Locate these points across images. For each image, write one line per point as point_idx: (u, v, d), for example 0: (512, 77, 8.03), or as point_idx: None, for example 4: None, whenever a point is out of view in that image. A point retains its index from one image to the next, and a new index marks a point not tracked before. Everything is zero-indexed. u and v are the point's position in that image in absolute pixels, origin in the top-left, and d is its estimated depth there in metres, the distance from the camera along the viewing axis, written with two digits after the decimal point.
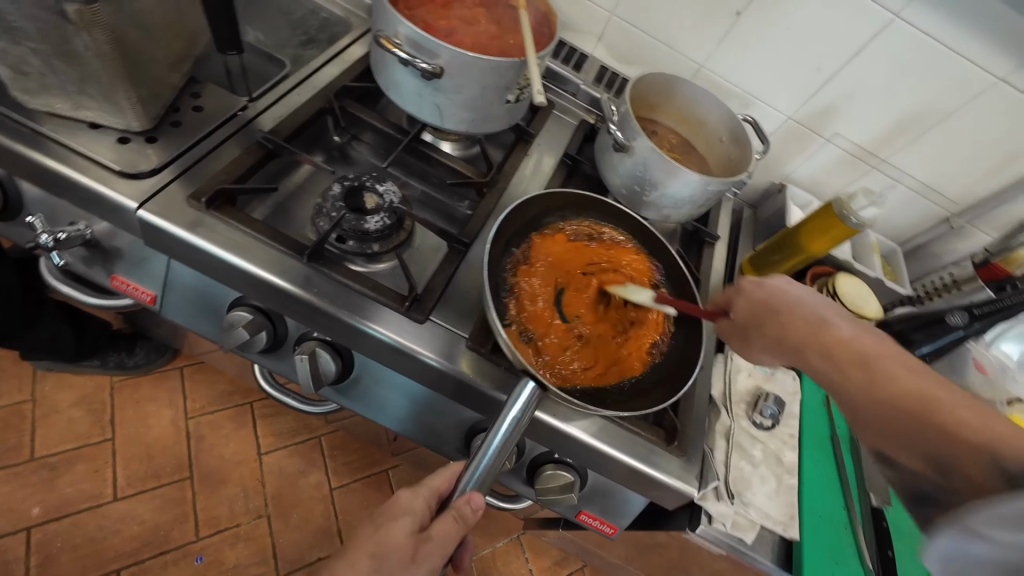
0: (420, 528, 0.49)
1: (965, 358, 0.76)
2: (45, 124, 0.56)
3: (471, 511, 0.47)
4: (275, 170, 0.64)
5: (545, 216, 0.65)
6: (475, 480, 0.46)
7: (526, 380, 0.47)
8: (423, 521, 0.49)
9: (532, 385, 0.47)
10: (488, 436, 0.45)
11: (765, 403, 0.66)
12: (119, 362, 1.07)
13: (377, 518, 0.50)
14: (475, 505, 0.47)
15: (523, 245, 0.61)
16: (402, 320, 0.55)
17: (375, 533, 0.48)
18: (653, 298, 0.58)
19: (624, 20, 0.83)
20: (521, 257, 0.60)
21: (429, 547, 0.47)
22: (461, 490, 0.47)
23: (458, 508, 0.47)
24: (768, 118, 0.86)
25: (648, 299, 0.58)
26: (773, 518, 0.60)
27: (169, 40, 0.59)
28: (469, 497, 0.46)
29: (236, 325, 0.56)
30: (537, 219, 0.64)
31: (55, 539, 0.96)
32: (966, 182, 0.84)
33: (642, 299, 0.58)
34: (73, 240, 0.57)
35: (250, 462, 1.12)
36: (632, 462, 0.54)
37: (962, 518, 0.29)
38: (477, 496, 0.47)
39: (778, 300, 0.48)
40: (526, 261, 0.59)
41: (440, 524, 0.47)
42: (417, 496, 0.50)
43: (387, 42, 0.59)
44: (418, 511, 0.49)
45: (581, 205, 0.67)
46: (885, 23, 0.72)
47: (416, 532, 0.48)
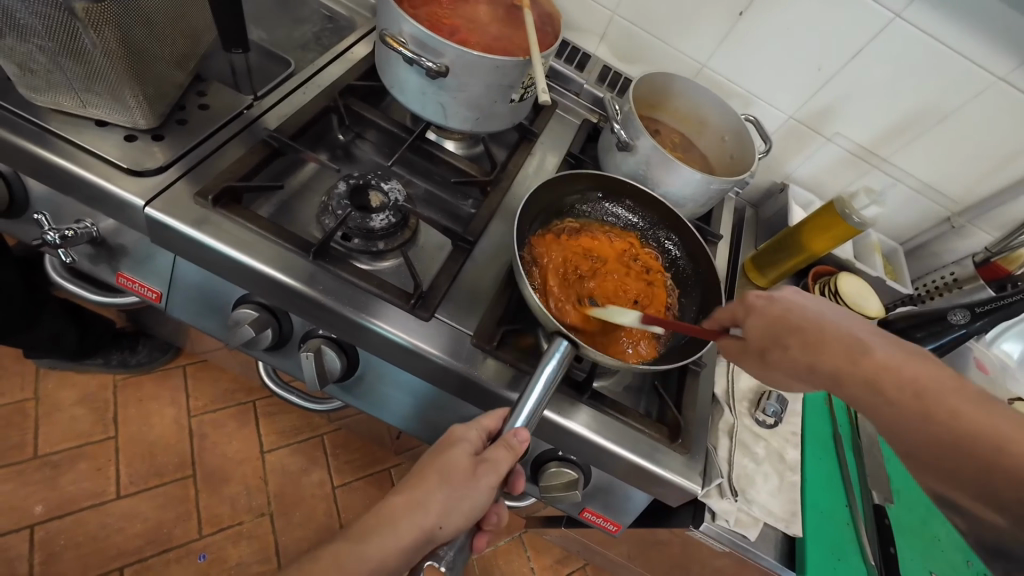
0: (476, 453, 0.49)
1: (966, 358, 0.77)
2: (51, 122, 0.56)
3: (518, 443, 0.46)
4: (280, 168, 0.64)
5: (560, 202, 0.65)
6: (522, 416, 0.46)
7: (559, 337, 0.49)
8: (478, 448, 0.49)
9: (566, 341, 0.49)
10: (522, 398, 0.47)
11: (767, 401, 0.67)
12: (121, 360, 1.07)
13: (433, 446, 0.50)
14: (523, 438, 0.46)
15: (538, 230, 0.62)
16: (408, 317, 0.56)
17: (435, 459, 0.48)
18: (641, 318, 0.54)
19: (627, 20, 0.83)
20: (536, 245, 0.60)
21: (487, 467, 0.47)
22: (509, 425, 0.47)
23: (508, 439, 0.46)
24: (770, 118, 0.87)
25: (635, 320, 0.54)
26: (776, 515, 0.61)
27: (175, 39, 0.59)
28: (517, 430, 0.46)
29: (242, 322, 0.57)
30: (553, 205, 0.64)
31: (58, 537, 0.96)
32: (967, 181, 0.85)
33: (627, 322, 0.54)
34: (79, 238, 0.57)
35: (253, 460, 1.13)
36: (636, 460, 0.55)
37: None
38: (525, 430, 0.47)
39: (776, 308, 0.48)
40: (542, 247, 0.60)
41: (495, 448, 0.47)
42: (469, 428, 0.50)
43: (391, 40, 0.59)
44: (473, 438, 0.49)
45: (604, 185, 0.67)
46: (887, 23, 0.72)
47: (474, 456, 0.48)
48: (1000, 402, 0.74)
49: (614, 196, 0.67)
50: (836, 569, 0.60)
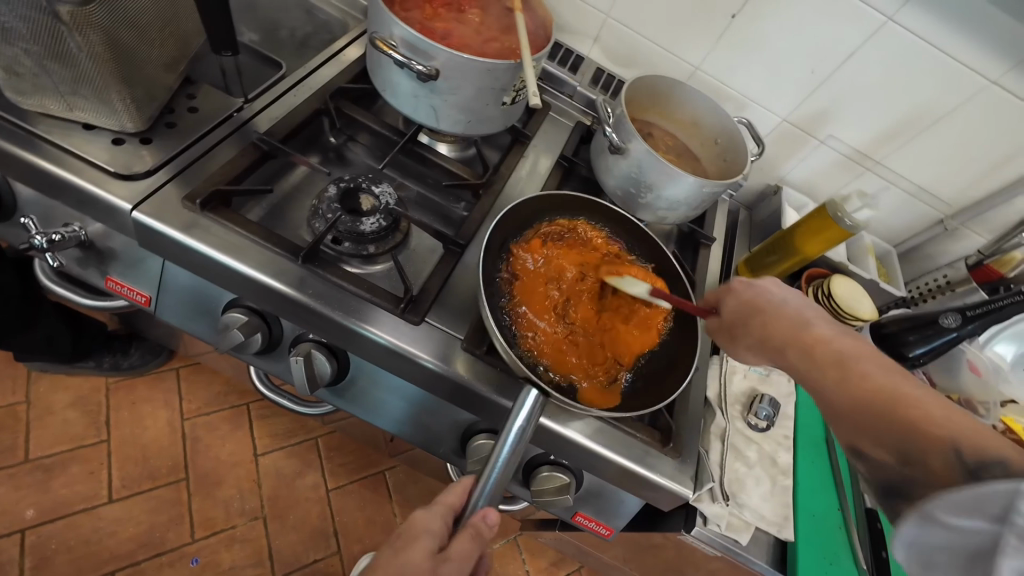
0: (439, 548, 0.46)
1: (959, 360, 0.76)
2: (39, 125, 0.55)
3: (488, 526, 0.46)
4: (270, 171, 0.64)
5: (543, 215, 0.65)
6: (485, 495, 0.46)
7: (530, 387, 0.47)
8: (440, 540, 0.46)
9: (537, 391, 0.47)
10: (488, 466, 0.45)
11: (760, 404, 0.66)
12: (114, 363, 1.07)
13: (390, 544, 0.46)
14: (490, 520, 0.46)
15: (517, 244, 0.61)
16: (398, 321, 0.56)
17: (395, 556, 0.44)
18: (648, 291, 0.58)
19: (621, 22, 0.83)
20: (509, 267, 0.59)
21: (449, 565, 0.44)
22: (472, 506, 0.46)
23: (473, 524, 0.46)
24: (764, 121, 0.87)
25: (644, 292, 0.58)
26: (768, 519, 0.61)
27: (164, 41, 0.59)
28: (483, 512, 0.46)
29: (231, 326, 0.56)
30: (534, 220, 0.64)
31: (49, 541, 0.96)
32: (960, 185, 0.85)
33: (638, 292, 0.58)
34: (67, 242, 0.57)
35: (246, 463, 1.12)
36: (627, 464, 0.54)
37: (924, 506, 0.30)
38: (491, 510, 0.46)
39: (750, 293, 0.49)
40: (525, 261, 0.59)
41: (459, 541, 0.45)
42: (430, 515, 0.47)
43: (382, 43, 0.59)
44: (436, 529, 0.46)
45: (585, 207, 0.67)
46: (879, 26, 0.73)
47: (434, 552, 0.45)
48: (993, 404, 0.73)
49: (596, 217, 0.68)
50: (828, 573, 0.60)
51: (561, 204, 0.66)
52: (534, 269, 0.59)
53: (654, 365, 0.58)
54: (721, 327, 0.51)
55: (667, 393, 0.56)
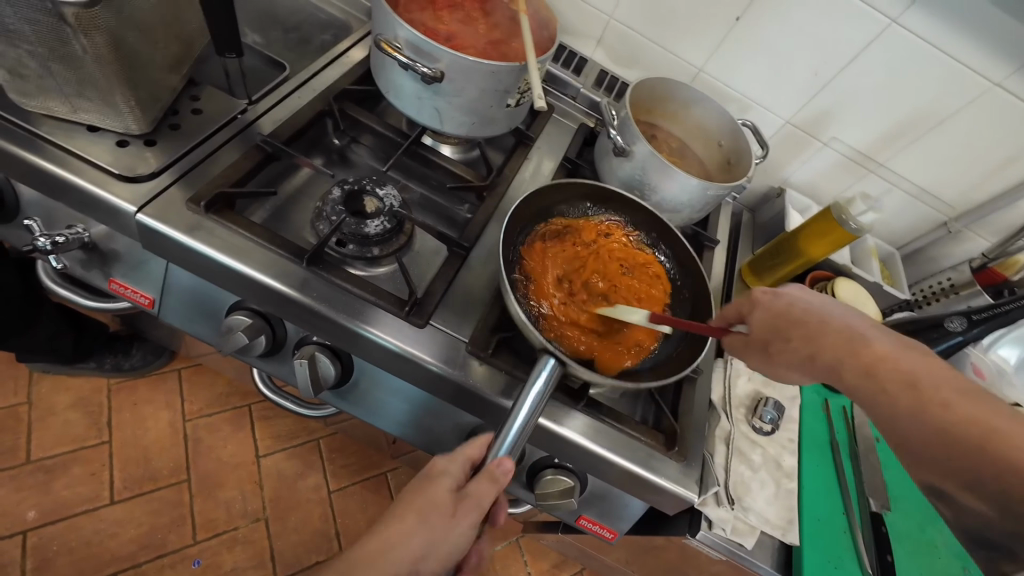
0: (458, 489, 0.47)
1: (964, 363, 0.78)
2: (43, 127, 0.55)
3: (503, 473, 0.45)
4: (274, 173, 0.64)
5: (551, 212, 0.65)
6: (506, 444, 0.46)
7: (547, 355, 0.49)
8: (461, 483, 0.47)
9: (554, 359, 0.49)
10: (512, 413, 0.46)
11: (765, 407, 0.66)
12: (115, 364, 1.07)
13: (415, 480, 0.48)
14: (505, 469, 0.45)
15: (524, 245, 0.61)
16: (402, 324, 0.55)
17: (415, 495, 0.46)
18: (648, 317, 0.54)
19: (624, 24, 0.83)
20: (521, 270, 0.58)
21: (469, 504, 0.45)
22: (492, 454, 0.46)
23: (490, 470, 0.45)
24: (768, 123, 0.86)
25: (643, 318, 0.54)
26: (773, 523, 0.60)
27: (168, 43, 0.58)
28: (500, 460, 0.45)
29: (235, 329, 0.56)
30: (542, 217, 0.64)
31: (51, 543, 0.95)
32: (964, 187, 0.84)
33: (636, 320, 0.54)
34: (70, 244, 0.57)
35: (248, 465, 1.12)
36: (633, 468, 0.54)
37: None
38: (508, 459, 0.45)
39: (781, 302, 0.49)
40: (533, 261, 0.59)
41: (477, 483, 0.45)
42: (452, 461, 0.48)
43: (387, 46, 0.59)
44: (458, 472, 0.47)
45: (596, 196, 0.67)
46: (883, 29, 0.72)
47: (455, 492, 0.46)
48: (997, 408, 0.74)
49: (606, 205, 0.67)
50: None
51: (570, 197, 0.66)
52: (543, 270, 0.59)
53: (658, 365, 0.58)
54: (751, 342, 0.50)
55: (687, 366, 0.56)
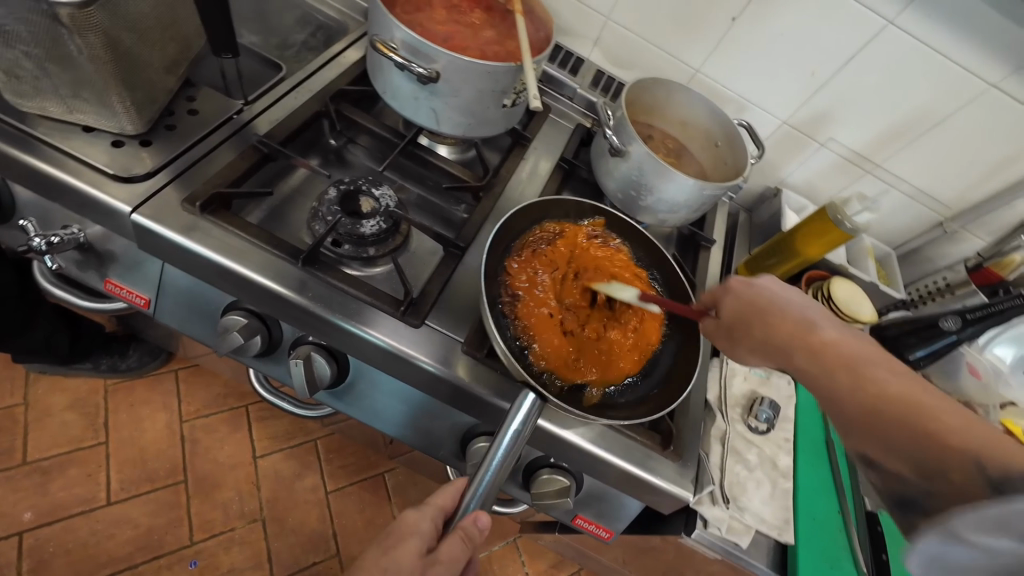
0: (427, 549, 0.47)
1: (958, 363, 0.76)
2: (38, 127, 0.55)
3: (477, 529, 0.48)
4: (271, 173, 0.64)
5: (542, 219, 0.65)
6: (477, 499, 0.46)
7: (527, 390, 0.47)
8: (429, 542, 0.47)
9: (533, 394, 0.46)
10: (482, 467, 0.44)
11: (760, 407, 0.67)
12: (112, 365, 1.06)
13: (383, 538, 0.48)
14: (480, 523, 0.47)
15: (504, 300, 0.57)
16: (398, 324, 0.55)
17: (383, 556, 0.45)
18: (637, 295, 0.55)
19: (621, 25, 0.83)
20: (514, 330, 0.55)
21: (438, 569, 0.45)
22: (464, 510, 0.46)
23: (464, 528, 0.46)
24: (764, 123, 0.87)
25: (632, 297, 0.55)
26: (768, 523, 0.60)
27: (164, 44, 0.59)
28: (474, 517, 0.47)
29: (230, 329, 0.56)
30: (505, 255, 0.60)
31: (47, 544, 0.95)
32: (960, 188, 0.85)
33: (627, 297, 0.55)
34: (66, 244, 0.57)
35: (245, 465, 1.12)
36: (628, 467, 0.54)
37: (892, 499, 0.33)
38: (480, 515, 0.47)
39: (750, 292, 0.48)
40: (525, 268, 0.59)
41: (447, 544, 0.46)
42: (421, 517, 0.48)
43: (383, 46, 0.59)
44: (425, 531, 0.47)
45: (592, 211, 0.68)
46: (879, 30, 0.73)
47: (423, 555, 0.46)
48: (992, 407, 0.74)
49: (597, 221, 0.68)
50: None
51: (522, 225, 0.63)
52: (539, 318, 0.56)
53: (653, 377, 0.59)
54: (720, 328, 0.49)
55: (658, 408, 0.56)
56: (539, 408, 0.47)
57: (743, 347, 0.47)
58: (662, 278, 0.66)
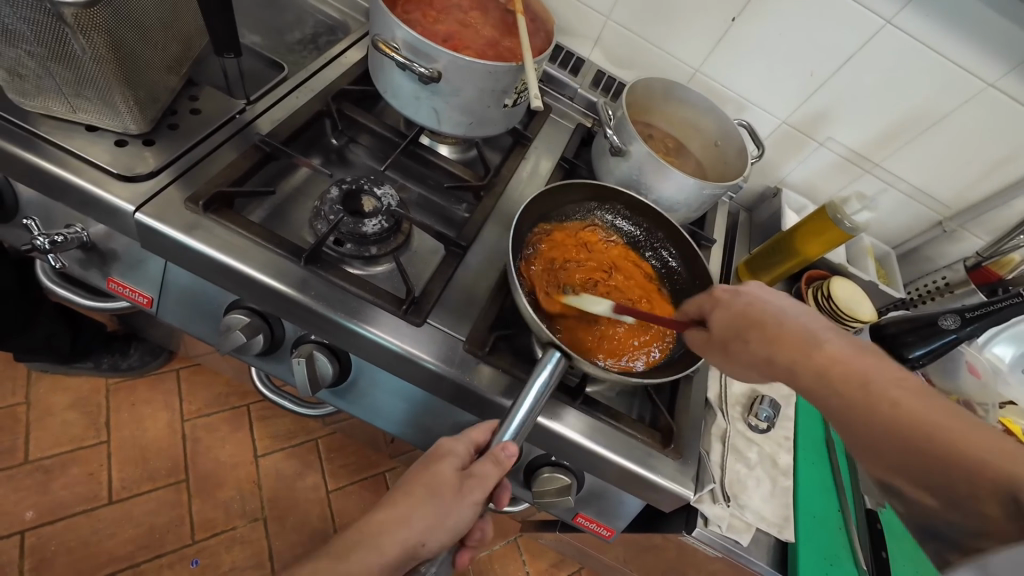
0: (464, 468, 0.48)
1: (957, 361, 0.77)
2: (41, 127, 0.56)
3: (507, 458, 0.46)
4: (273, 172, 0.64)
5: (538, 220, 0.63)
6: (510, 429, 0.46)
7: (553, 349, 0.49)
8: (465, 463, 0.49)
9: (559, 354, 0.48)
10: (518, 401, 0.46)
11: (760, 405, 0.67)
12: (112, 364, 1.06)
13: (422, 461, 0.50)
14: (510, 452, 0.46)
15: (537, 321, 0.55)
16: (400, 322, 0.56)
17: (422, 473, 0.49)
18: (611, 308, 0.56)
19: (621, 24, 0.83)
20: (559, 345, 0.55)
21: (474, 481, 0.47)
22: (497, 438, 0.46)
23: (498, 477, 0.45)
24: (763, 123, 0.87)
25: (606, 310, 0.56)
26: (768, 521, 0.61)
27: (166, 43, 0.59)
28: (504, 445, 0.45)
29: (233, 327, 0.56)
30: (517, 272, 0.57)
31: (49, 542, 0.96)
32: (959, 187, 0.85)
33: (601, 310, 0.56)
34: (69, 243, 0.57)
35: (246, 465, 1.12)
36: (629, 465, 0.55)
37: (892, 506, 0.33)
38: (513, 445, 0.46)
39: (740, 302, 0.47)
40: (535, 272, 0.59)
41: (481, 463, 0.47)
42: (457, 441, 0.50)
43: (384, 46, 0.59)
44: (459, 453, 0.49)
45: (599, 194, 0.67)
46: (877, 29, 0.73)
47: (460, 471, 0.48)
48: (991, 406, 0.73)
49: (610, 206, 0.67)
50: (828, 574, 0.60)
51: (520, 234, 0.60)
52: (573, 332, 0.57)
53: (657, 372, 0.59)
54: (712, 343, 0.48)
55: (681, 370, 0.56)
56: (564, 369, 0.49)
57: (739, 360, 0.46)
58: (678, 254, 0.67)
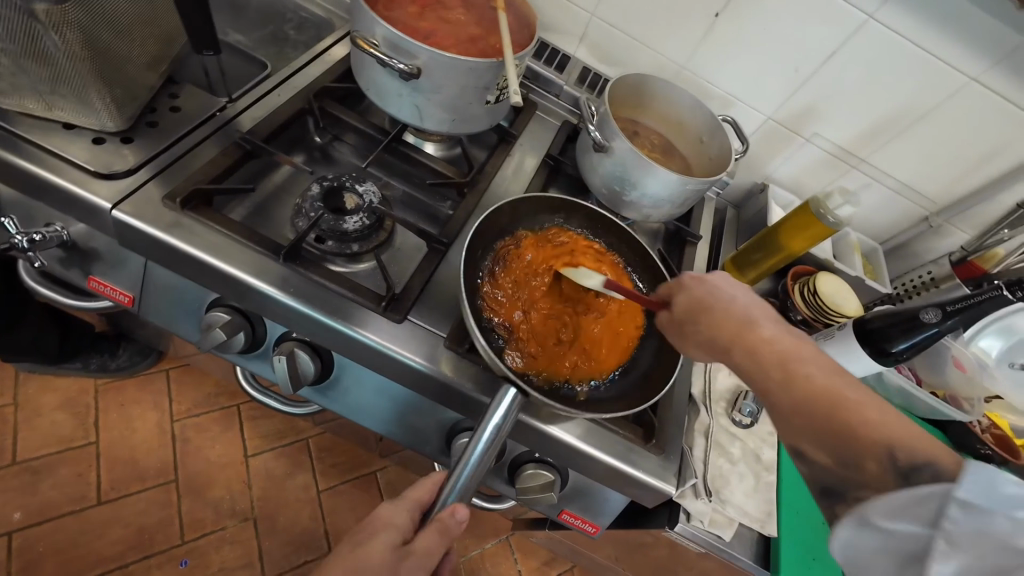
0: (402, 543, 0.46)
1: (943, 356, 0.76)
2: (18, 125, 0.55)
3: (455, 522, 0.47)
4: (255, 170, 0.64)
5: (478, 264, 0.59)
6: (455, 492, 0.46)
7: (508, 385, 0.48)
8: (429, 498, 0.47)
9: (515, 389, 0.47)
10: (466, 451, 0.45)
11: (744, 401, 0.67)
12: (101, 364, 1.06)
13: (356, 534, 0.47)
14: (458, 519, 0.46)
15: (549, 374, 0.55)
16: (381, 320, 0.56)
17: (352, 554, 0.44)
18: (602, 282, 0.57)
19: (606, 20, 0.83)
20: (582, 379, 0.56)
21: (408, 549, 0.45)
22: (443, 503, 0.46)
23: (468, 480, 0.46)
24: (749, 119, 0.87)
25: (598, 283, 0.57)
26: (751, 516, 0.61)
27: (145, 41, 0.59)
28: (452, 509, 0.46)
29: (214, 325, 0.56)
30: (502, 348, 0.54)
31: (37, 543, 0.95)
32: (944, 182, 0.85)
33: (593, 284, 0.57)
34: (48, 242, 0.57)
35: (235, 465, 1.12)
36: (612, 462, 0.55)
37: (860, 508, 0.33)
38: (460, 506, 0.47)
39: (701, 289, 0.48)
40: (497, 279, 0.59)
41: (424, 536, 0.46)
42: (397, 511, 0.48)
43: (363, 43, 0.59)
44: (402, 524, 0.47)
45: (564, 209, 0.67)
46: (860, 24, 0.73)
47: (398, 547, 0.45)
48: (977, 400, 0.74)
49: (572, 220, 0.68)
50: (812, 569, 0.60)
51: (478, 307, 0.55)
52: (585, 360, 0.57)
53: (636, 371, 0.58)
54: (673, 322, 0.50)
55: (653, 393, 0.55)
56: (520, 404, 0.48)
57: (700, 349, 0.47)
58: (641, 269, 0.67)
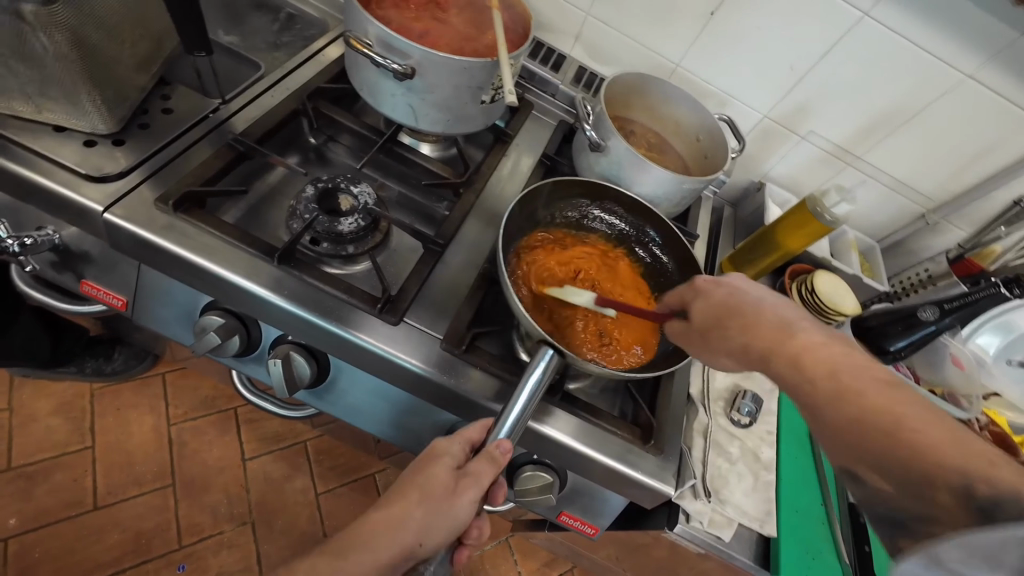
0: (458, 469, 0.48)
1: (941, 353, 0.76)
2: (7, 128, 0.55)
3: (501, 454, 0.47)
4: (247, 172, 0.63)
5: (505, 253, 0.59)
6: (506, 427, 0.47)
7: (547, 346, 0.49)
8: (460, 463, 0.48)
9: (553, 351, 0.49)
10: (511, 401, 0.47)
11: (742, 400, 0.66)
12: (96, 369, 1.05)
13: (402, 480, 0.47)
14: (505, 449, 0.46)
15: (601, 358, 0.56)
16: (377, 322, 0.55)
17: (415, 477, 0.47)
18: (593, 299, 0.55)
19: (601, 20, 0.83)
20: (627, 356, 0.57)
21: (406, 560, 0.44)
22: (491, 436, 0.47)
23: (490, 451, 0.46)
24: (744, 117, 0.87)
25: (589, 301, 0.55)
26: (749, 515, 0.60)
27: (135, 42, 0.58)
28: (499, 441, 0.46)
29: (208, 329, 0.56)
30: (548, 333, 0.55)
31: (33, 549, 0.95)
32: (940, 178, 0.85)
33: (582, 301, 0.55)
34: (40, 245, 0.56)
35: (232, 468, 1.11)
36: (610, 463, 0.54)
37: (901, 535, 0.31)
38: (507, 441, 0.47)
39: (720, 292, 0.48)
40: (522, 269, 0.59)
41: (478, 461, 0.47)
42: (452, 442, 0.49)
43: (355, 42, 0.58)
44: (456, 452, 0.48)
45: (593, 192, 0.67)
46: (855, 22, 0.73)
47: (455, 471, 0.47)
48: (976, 398, 0.73)
49: (603, 206, 0.68)
50: (811, 568, 0.60)
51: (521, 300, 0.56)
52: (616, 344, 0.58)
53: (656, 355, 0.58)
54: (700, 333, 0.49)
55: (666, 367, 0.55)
56: (558, 366, 0.49)
57: (725, 357, 0.46)
58: (665, 246, 0.67)
